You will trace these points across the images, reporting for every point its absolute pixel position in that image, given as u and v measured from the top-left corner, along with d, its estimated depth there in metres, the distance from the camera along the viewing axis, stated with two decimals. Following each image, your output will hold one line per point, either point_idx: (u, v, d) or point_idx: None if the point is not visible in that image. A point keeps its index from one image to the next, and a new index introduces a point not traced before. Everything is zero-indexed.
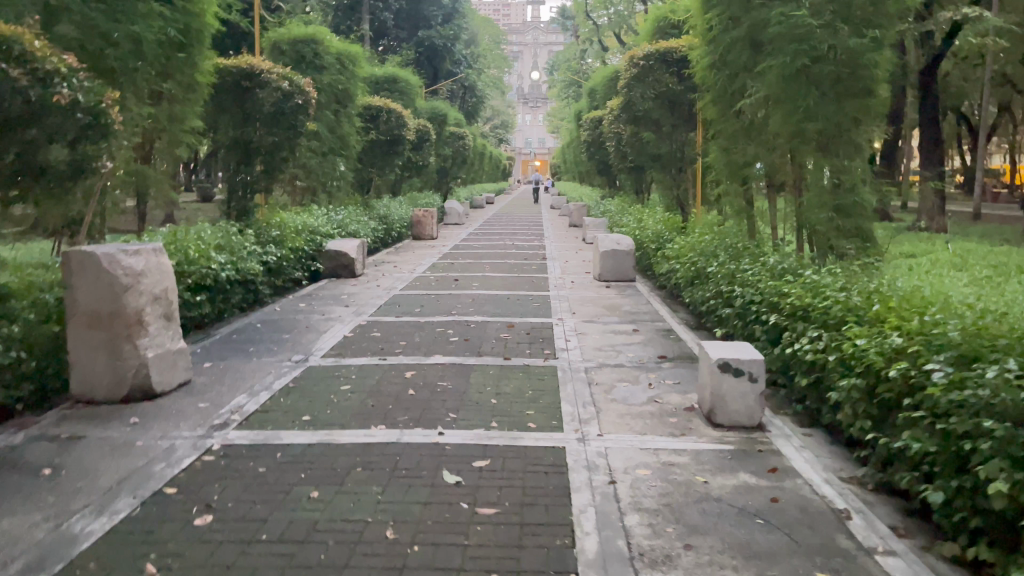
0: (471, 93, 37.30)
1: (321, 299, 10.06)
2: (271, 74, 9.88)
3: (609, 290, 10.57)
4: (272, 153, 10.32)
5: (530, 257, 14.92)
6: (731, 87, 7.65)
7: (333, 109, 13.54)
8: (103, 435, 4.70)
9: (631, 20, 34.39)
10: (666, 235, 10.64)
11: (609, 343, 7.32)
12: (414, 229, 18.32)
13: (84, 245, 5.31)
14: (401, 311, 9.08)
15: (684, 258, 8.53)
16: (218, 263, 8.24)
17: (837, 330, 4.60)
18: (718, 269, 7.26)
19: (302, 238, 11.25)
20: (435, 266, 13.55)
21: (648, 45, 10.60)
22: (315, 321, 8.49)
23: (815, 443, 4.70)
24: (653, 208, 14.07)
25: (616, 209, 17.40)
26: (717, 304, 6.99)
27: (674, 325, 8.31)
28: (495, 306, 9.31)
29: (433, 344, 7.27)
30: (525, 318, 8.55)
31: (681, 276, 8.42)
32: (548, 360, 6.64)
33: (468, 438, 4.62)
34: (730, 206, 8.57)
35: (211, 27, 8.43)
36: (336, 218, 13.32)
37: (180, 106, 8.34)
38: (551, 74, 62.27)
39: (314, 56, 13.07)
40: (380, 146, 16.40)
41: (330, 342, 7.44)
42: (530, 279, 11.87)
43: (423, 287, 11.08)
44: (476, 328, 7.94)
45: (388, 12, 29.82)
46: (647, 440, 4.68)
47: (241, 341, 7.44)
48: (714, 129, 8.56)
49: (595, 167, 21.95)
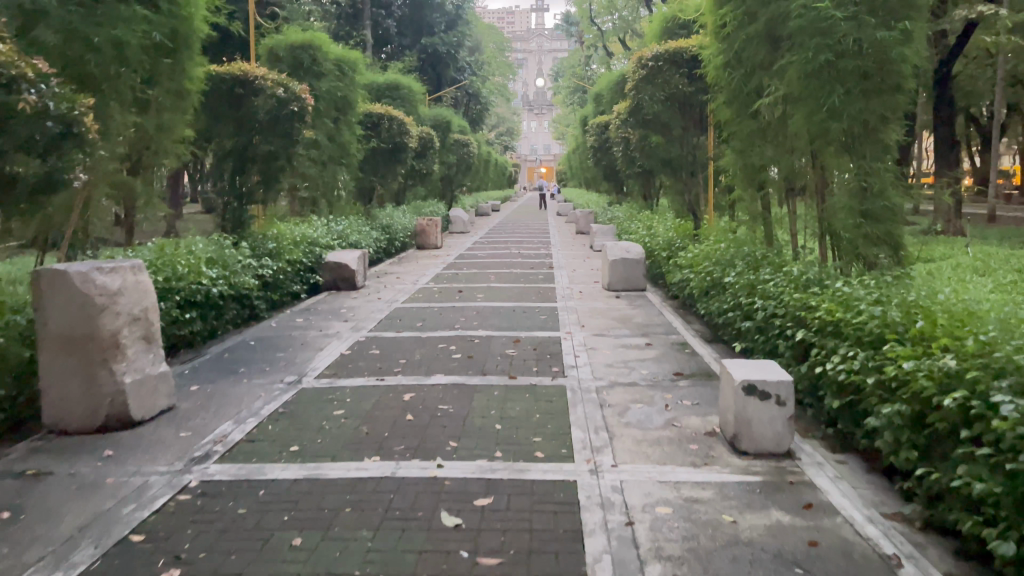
0: (476, 100, 37.01)
1: (319, 313, 9.68)
2: (266, 80, 9.53)
3: (619, 301, 10.15)
4: (268, 162, 9.97)
5: (536, 266, 14.52)
6: (746, 86, 7.25)
7: (332, 117, 13.19)
8: (72, 472, 4.32)
9: (635, 25, 34.06)
10: (678, 243, 10.23)
11: (621, 359, 6.91)
12: (418, 238, 17.94)
13: (55, 263, 4.94)
14: (401, 326, 8.69)
15: (698, 268, 8.12)
16: (210, 278, 7.87)
17: (874, 349, 4.19)
18: (736, 279, 6.84)
19: (301, 250, 10.88)
20: (439, 277, 13.16)
21: (657, 45, 10.17)
22: (311, 337, 8.12)
23: (850, 472, 4.28)
24: (663, 214, 13.66)
25: (625, 215, 16.99)
26: (736, 317, 6.57)
27: (689, 338, 7.89)
28: (501, 319, 8.91)
29: (434, 362, 6.86)
30: (531, 332, 8.14)
31: (696, 287, 8.01)
32: (557, 379, 6.22)
33: (470, 472, 4.21)
34: (746, 212, 8.16)
35: (202, 31, 8.09)
36: (337, 229, 12.95)
37: (170, 114, 8.01)
38: (557, 80, 61.96)
39: (311, 63, 12.70)
40: (382, 154, 16.05)
41: (325, 361, 7.04)
42: (536, 290, 11.47)
43: (425, 300, 10.69)
44: (480, 344, 7.53)
45: (390, 19, 29.56)
46: (666, 471, 4.26)
47: (232, 361, 7.07)
48: (727, 131, 8.16)
49: (602, 173, 21.55)
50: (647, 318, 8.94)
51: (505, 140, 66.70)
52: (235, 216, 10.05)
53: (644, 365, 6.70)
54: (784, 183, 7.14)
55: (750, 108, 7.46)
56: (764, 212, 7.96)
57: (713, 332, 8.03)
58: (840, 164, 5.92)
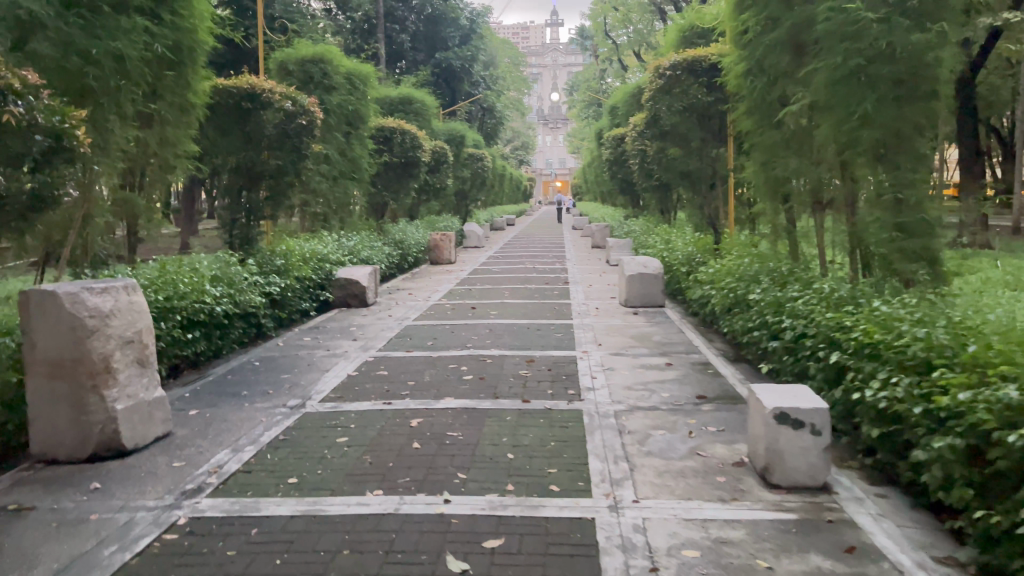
0: (490, 114, 36.89)
1: (328, 331, 9.43)
2: (273, 94, 9.34)
3: (637, 318, 9.82)
4: (276, 177, 9.75)
5: (551, 281, 14.23)
6: (769, 94, 6.94)
7: (343, 131, 13.00)
8: (55, 507, 4.05)
9: (650, 38, 33.87)
10: (698, 257, 9.90)
11: (641, 381, 6.57)
12: (432, 253, 17.71)
13: (44, 284, 4.70)
14: (412, 344, 8.40)
15: (720, 284, 7.79)
16: (214, 296, 7.63)
17: (920, 375, 3.87)
18: (761, 296, 6.50)
19: (310, 266, 10.64)
20: (452, 293, 12.88)
21: (675, 54, 9.88)
22: (319, 357, 7.86)
23: (892, 508, 3.94)
24: (681, 228, 13.33)
25: (642, 229, 16.66)
26: (762, 337, 6.23)
27: (712, 358, 7.55)
28: (515, 337, 8.60)
29: (444, 384, 6.55)
30: (546, 352, 7.83)
31: (718, 304, 7.68)
32: (573, 403, 5.90)
33: (479, 509, 3.90)
34: (769, 225, 7.82)
35: (207, 44, 7.93)
36: (348, 244, 12.71)
37: (174, 128, 7.83)
38: (572, 94, 61.85)
39: (322, 76, 12.51)
40: (395, 169, 15.85)
41: (331, 382, 6.76)
42: (551, 306, 11.16)
43: (437, 317, 10.40)
44: (492, 365, 7.23)
45: (404, 34, 29.52)
46: (691, 507, 3.93)
47: (235, 383, 6.81)
48: (749, 142, 7.85)
49: (618, 186, 21.26)
50: (666, 336, 8.60)
51: (520, 154, 66.58)
52: (243, 232, 9.84)
53: (664, 388, 6.35)
54: (811, 195, 6.81)
55: (774, 117, 7.14)
56: (789, 225, 7.62)
57: (737, 351, 7.68)
58: (872, 175, 5.59)
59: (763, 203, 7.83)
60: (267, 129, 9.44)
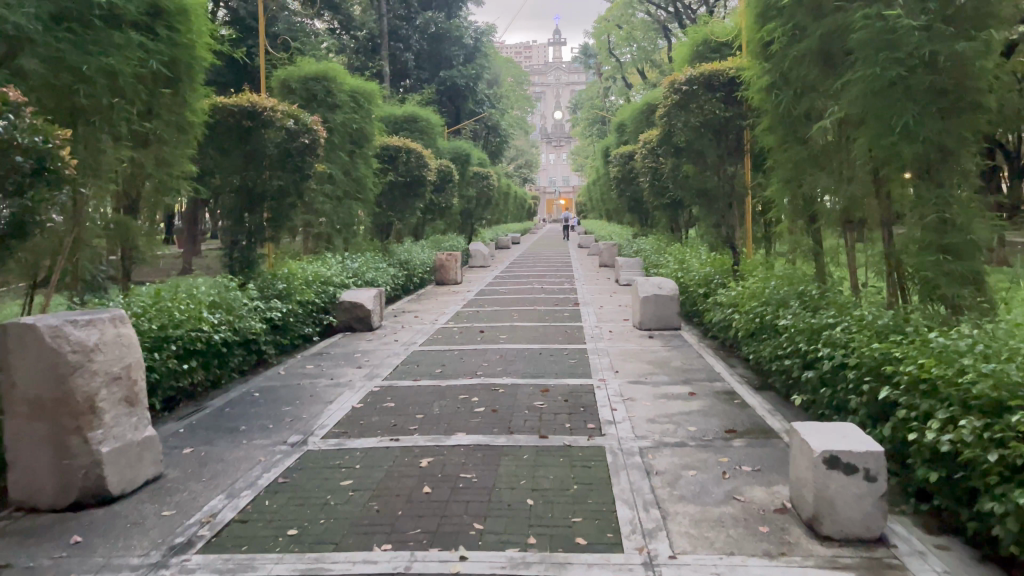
0: (495, 132, 36.70)
1: (332, 357, 9.06)
2: (275, 112, 9.03)
3: (653, 342, 9.44)
4: (277, 198, 9.42)
5: (560, 302, 13.85)
6: (795, 109, 6.58)
7: (347, 150, 12.70)
8: (30, 566, 3.67)
9: (654, 56, 33.73)
10: (716, 278, 9.52)
11: (664, 412, 6.18)
12: (437, 273, 17.36)
13: (24, 316, 4.34)
14: (419, 372, 8.01)
15: (744, 307, 7.40)
16: (212, 323, 7.27)
17: (992, 418, 3.49)
18: (792, 321, 6.11)
19: (313, 289, 10.28)
20: (459, 316, 12.51)
21: (690, 68, 9.56)
22: (322, 387, 7.48)
23: (959, 562, 3.54)
24: (695, 246, 12.97)
25: (652, 248, 16.31)
26: (795, 367, 5.83)
27: (736, 386, 7.15)
28: (527, 363, 8.21)
29: (455, 417, 6.17)
30: (561, 380, 7.43)
31: (742, 329, 7.29)
32: (593, 438, 5.51)
33: (499, 568, 3.50)
34: (795, 245, 7.45)
35: (206, 61, 7.66)
36: (352, 266, 12.37)
37: (172, 148, 7.54)
38: (575, 112, 61.76)
39: (326, 94, 12.23)
40: (400, 188, 15.53)
41: (335, 415, 6.38)
42: (563, 329, 10.78)
43: (445, 341, 10.02)
44: (505, 395, 6.83)
45: (408, 53, 29.41)
46: (735, 563, 3.53)
47: (233, 417, 6.42)
48: (771, 159, 7.50)
49: (626, 205, 20.94)
50: (686, 362, 8.21)
51: (524, 172, 66.47)
52: (243, 255, 9.49)
53: (691, 421, 5.95)
54: (840, 214, 6.44)
55: (801, 133, 6.79)
56: (816, 245, 7.25)
57: (763, 379, 7.29)
58: (914, 193, 5.22)
59: (787, 222, 7.47)
60: (268, 148, 9.12)
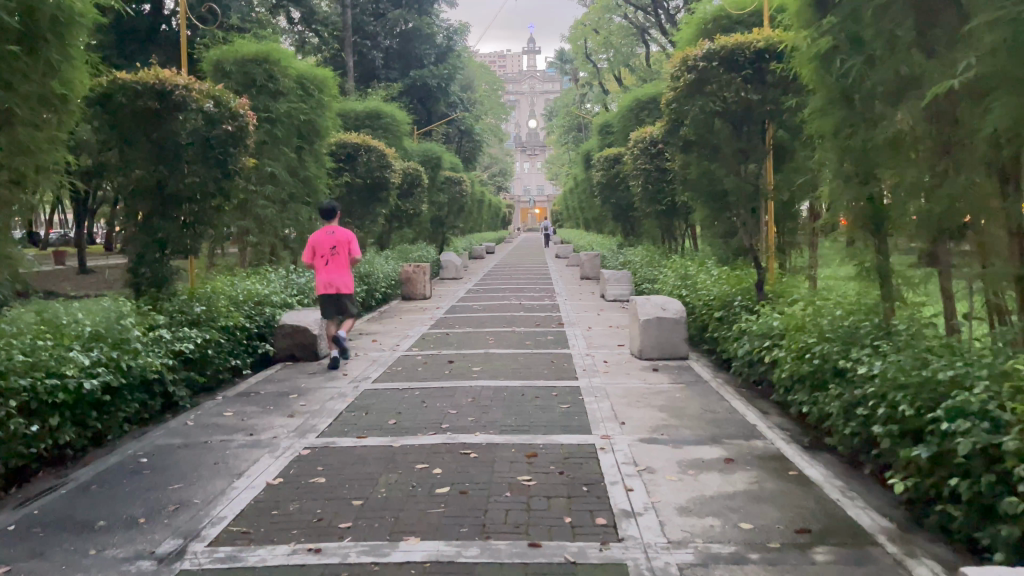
0: (469, 136, 34.92)
1: (261, 398, 7.22)
2: (191, 92, 7.25)
3: (659, 378, 7.74)
4: (196, 198, 7.58)
5: (542, 322, 12.15)
6: (868, 77, 4.91)
7: (294, 145, 10.87)
8: None
9: (633, 60, 32.29)
10: (737, 300, 7.81)
11: (700, 496, 4.44)
12: (403, 287, 15.59)
13: None
14: (367, 423, 6.20)
15: (789, 342, 5.70)
16: (85, 362, 5.41)
17: None
18: (878, 367, 4.41)
19: (243, 311, 8.43)
20: (425, 338, 10.74)
21: (704, 42, 7.86)
22: (236, 447, 5.62)
23: None
24: (699, 259, 11.32)
25: (643, 260, 14.64)
26: (892, 437, 4.11)
27: (784, 447, 5.43)
28: (506, 410, 6.43)
29: (410, 504, 4.38)
30: (552, 438, 5.65)
31: (790, 372, 5.58)
32: (609, 546, 3.76)
33: None
34: (856, 263, 5.77)
35: (84, 18, 5.87)
36: (299, 281, 10.53)
37: (35, 128, 5.71)
38: (550, 119, 60.23)
39: (268, 79, 10.37)
40: (359, 192, 13.72)
41: (241, 500, 4.55)
42: (547, 357, 9.05)
43: (405, 375, 8.22)
44: (477, 464, 5.02)
45: (375, 51, 27.66)
46: None
47: (97, 502, 4.57)
48: (820, 150, 5.84)
49: (610, 214, 19.34)
50: (707, 408, 6.50)
51: (498, 180, 64.87)
52: (151, 270, 7.60)
53: (742, 512, 4.19)
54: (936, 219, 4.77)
55: (872, 112, 5.13)
56: (885, 263, 5.57)
57: (817, 437, 5.57)
58: None
59: (844, 232, 5.80)
60: (181, 135, 7.28)
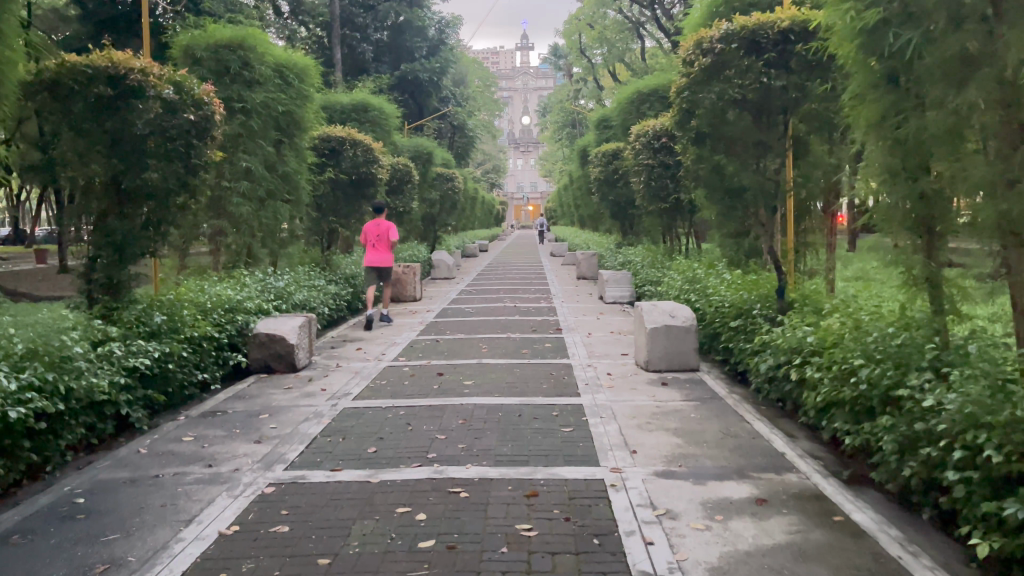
0: (462, 132, 34.12)
1: (228, 419, 6.47)
2: (147, 76, 6.47)
3: (669, 394, 7.04)
4: (155, 195, 6.81)
5: (538, 326, 11.43)
6: (926, 52, 4.19)
7: (272, 138, 10.10)
8: None
9: (628, 55, 31.49)
10: (756, 309, 7.09)
11: (733, 552, 3.72)
12: (392, 289, 14.85)
13: None
14: (344, 451, 5.46)
15: (828, 361, 4.97)
16: (10, 387, 4.63)
17: None
18: (949, 399, 3.70)
19: (212, 319, 7.66)
20: (413, 345, 10.01)
21: (719, 23, 7.11)
22: (191, 483, 4.87)
23: None
24: (706, 261, 10.61)
25: (644, 261, 13.93)
26: (973, 484, 3.41)
27: (822, 482, 4.72)
28: (501, 435, 5.68)
29: (389, 562, 3.66)
30: (554, 472, 4.90)
31: (829, 395, 4.85)
32: None
33: None
34: (901, 270, 5.04)
35: None
36: (277, 284, 9.78)
37: None
38: (545, 116, 59.47)
39: (242, 66, 9.59)
40: (344, 188, 12.95)
41: (186, 557, 3.80)
42: (545, 368, 8.33)
43: (390, 389, 7.48)
44: (468, 509, 4.28)
45: (365, 43, 26.86)
46: None
47: (13, 561, 3.81)
48: (858, 139, 5.12)
49: (608, 212, 18.62)
50: (727, 432, 5.77)
51: (492, 177, 64.16)
52: (106, 275, 6.82)
53: None
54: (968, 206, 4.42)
55: (927, 95, 4.40)
56: (936, 270, 4.84)
57: (858, 471, 4.86)
58: None
59: (887, 234, 5.08)
60: (136, 125, 6.49)
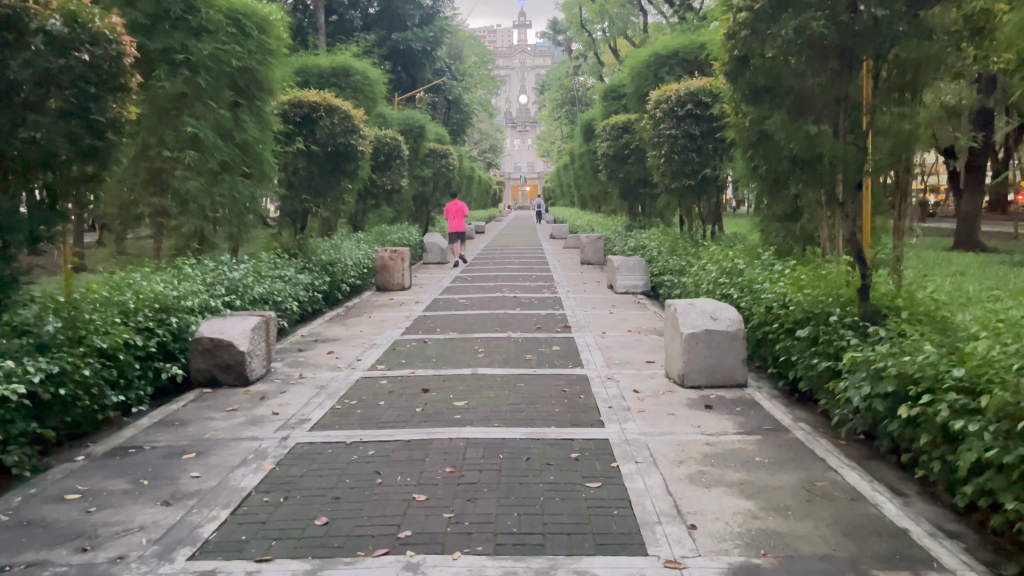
0: (457, 107, 32.26)
1: (141, 459, 4.86)
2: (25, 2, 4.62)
3: (719, 422, 5.46)
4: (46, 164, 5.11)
5: (543, 322, 9.84)
6: None
7: (226, 99, 8.45)
8: None
9: (630, 28, 29.42)
10: (832, 313, 5.50)
11: None
12: (377, 276, 13.24)
13: None
14: (282, 522, 3.86)
15: (989, 406, 3.39)
16: None
17: None
18: None
19: (136, 321, 6.04)
20: (395, 347, 8.41)
21: None
22: None
23: None
24: (743, 249, 8.98)
25: (660, 246, 12.33)
26: None
27: None
28: (502, 497, 4.08)
29: None
30: (583, 569, 3.31)
31: (995, 456, 3.29)
32: None
33: None
34: None
35: None
36: (233, 274, 8.16)
37: None
38: (543, 94, 57.39)
39: (185, 9, 7.89)
40: (319, 162, 11.29)
41: None
42: (556, 381, 6.74)
43: (361, 413, 5.85)
44: None
45: (354, 10, 25.09)
46: None
47: None
48: None
49: (616, 192, 16.95)
50: (814, 491, 4.18)
51: (489, 156, 62.23)
52: None
53: None
54: None
55: None
56: None
57: None
58: None
59: None
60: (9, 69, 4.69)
